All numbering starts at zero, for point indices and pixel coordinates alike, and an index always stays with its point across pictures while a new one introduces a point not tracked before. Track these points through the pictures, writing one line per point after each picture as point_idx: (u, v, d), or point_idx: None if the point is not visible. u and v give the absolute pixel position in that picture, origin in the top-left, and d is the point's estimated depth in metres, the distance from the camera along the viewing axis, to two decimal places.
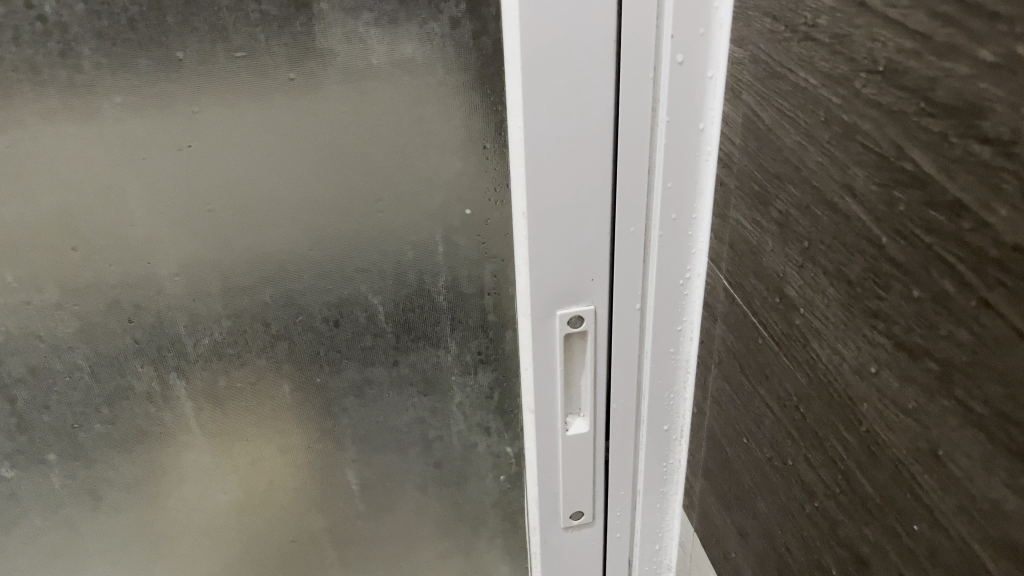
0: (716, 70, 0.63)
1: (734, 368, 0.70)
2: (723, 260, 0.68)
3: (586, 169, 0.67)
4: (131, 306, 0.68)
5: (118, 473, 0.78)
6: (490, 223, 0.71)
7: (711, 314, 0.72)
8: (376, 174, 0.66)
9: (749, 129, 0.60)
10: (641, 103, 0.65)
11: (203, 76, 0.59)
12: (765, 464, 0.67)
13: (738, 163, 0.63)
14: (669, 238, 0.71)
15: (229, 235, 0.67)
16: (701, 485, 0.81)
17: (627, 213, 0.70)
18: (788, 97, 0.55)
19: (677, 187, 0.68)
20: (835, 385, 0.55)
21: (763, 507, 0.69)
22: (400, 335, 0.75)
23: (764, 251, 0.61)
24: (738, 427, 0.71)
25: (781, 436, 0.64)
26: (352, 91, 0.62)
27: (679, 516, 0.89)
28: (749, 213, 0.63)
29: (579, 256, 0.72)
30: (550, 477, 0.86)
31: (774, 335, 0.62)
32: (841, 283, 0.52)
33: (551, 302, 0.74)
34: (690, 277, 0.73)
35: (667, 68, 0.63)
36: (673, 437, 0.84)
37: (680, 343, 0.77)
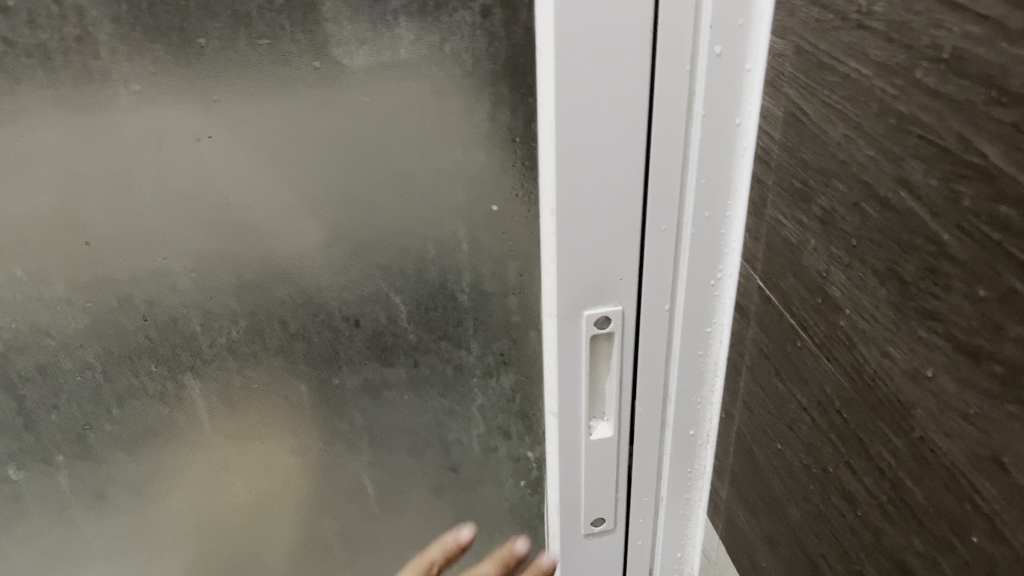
0: (755, 63, 0.61)
1: (767, 372, 0.68)
2: (758, 259, 0.66)
3: (619, 164, 0.65)
4: (144, 304, 0.66)
5: (126, 476, 0.76)
6: (515, 219, 0.69)
7: (743, 315, 0.70)
8: (400, 169, 0.64)
9: (791, 123, 0.58)
10: (676, 97, 0.62)
11: (224, 63, 0.57)
12: (800, 471, 0.65)
13: (778, 158, 0.60)
14: (701, 237, 0.69)
15: (248, 230, 0.64)
16: (727, 491, 0.79)
17: (659, 211, 0.67)
18: (836, 89, 0.52)
19: (711, 183, 0.66)
20: (884, 389, 0.52)
21: (796, 516, 0.66)
22: (421, 336, 0.73)
23: (805, 250, 0.59)
24: (770, 432, 0.69)
25: (819, 442, 0.61)
26: (378, 81, 0.60)
27: (702, 523, 0.87)
28: (789, 210, 0.60)
29: (608, 254, 0.69)
30: (572, 482, 0.83)
31: (814, 338, 0.60)
32: (893, 283, 0.50)
33: (578, 302, 0.71)
34: (721, 277, 0.71)
35: (705, 60, 0.61)
36: (699, 442, 0.82)
37: (709, 345, 0.75)
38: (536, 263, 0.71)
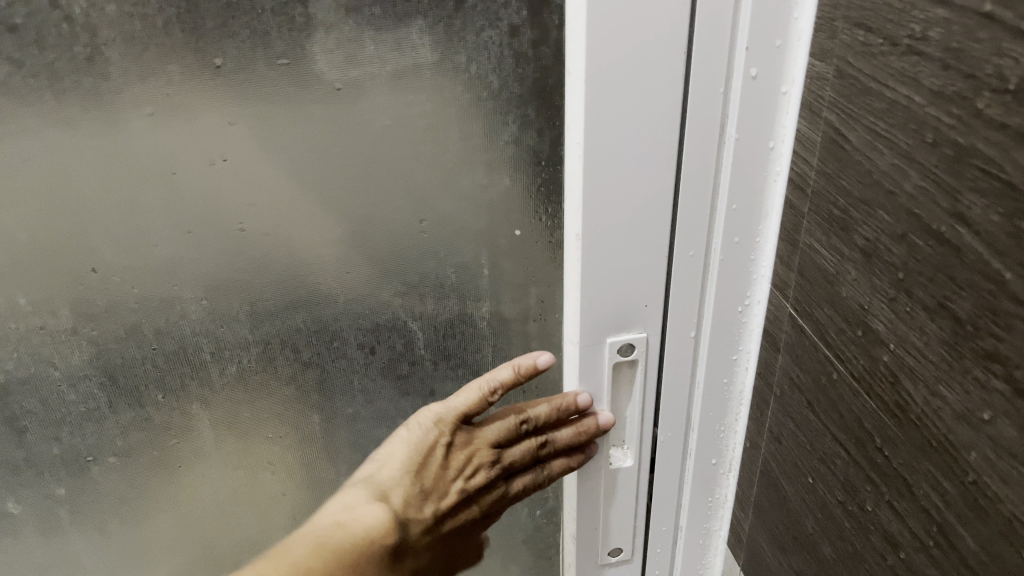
0: (790, 85, 0.59)
1: (798, 403, 0.65)
2: (790, 286, 0.63)
3: (648, 189, 0.62)
4: (153, 333, 0.63)
5: (130, 509, 0.73)
6: (538, 244, 0.67)
7: (772, 344, 0.68)
8: (421, 193, 0.62)
9: (830, 150, 0.55)
10: (709, 121, 0.60)
11: (239, 84, 0.54)
12: (834, 507, 0.62)
13: (814, 184, 0.58)
14: (730, 263, 0.67)
15: (263, 257, 0.61)
16: (751, 522, 0.77)
17: (687, 237, 0.65)
18: (883, 116, 0.50)
19: (742, 208, 0.64)
20: (933, 429, 0.50)
21: (829, 553, 0.64)
22: (438, 363, 0.70)
23: (844, 280, 0.57)
24: (801, 465, 0.66)
25: (856, 478, 0.59)
26: (398, 103, 0.57)
27: (722, 553, 0.85)
28: (826, 239, 0.58)
29: (635, 281, 0.67)
30: (590, 513, 0.81)
31: (853, 371, 0.57)
32: (945, 319, 0.47)
33: (601, 329, 0.69)
34: (749, 303, 0.69)
35: (739, 83, 0.59)
36: (721, 470, 0.80)
37: (734, 372, 0.73)
38: (559, 289, 0.68)
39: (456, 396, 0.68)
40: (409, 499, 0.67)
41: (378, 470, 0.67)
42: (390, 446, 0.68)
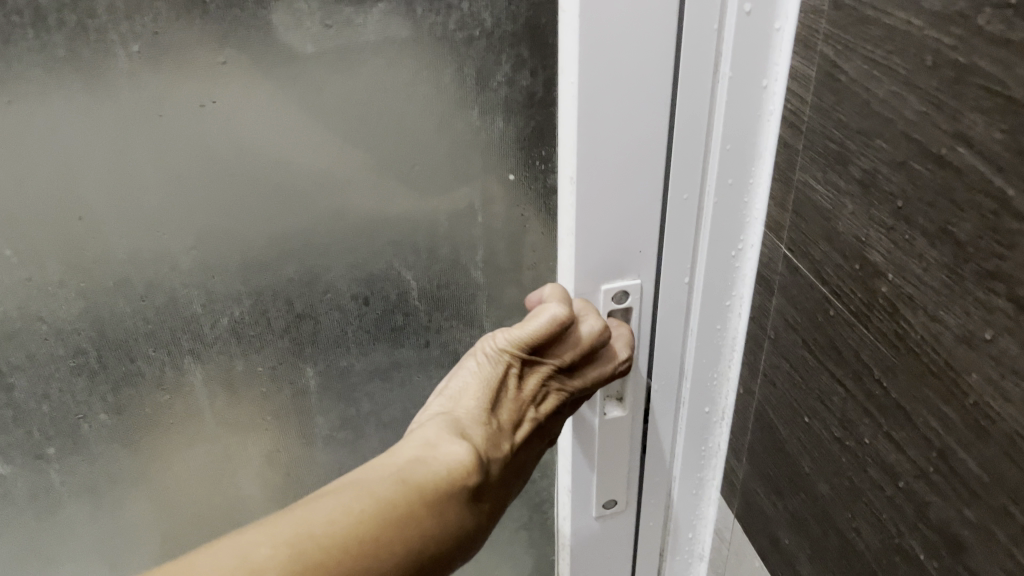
0: (784, 21, 0.59)
1: (793, 344, 0.65)
2: (784, 227, 0.64)
3: (642, 130, 0.62)
4: (143, 283, 0.62)
5: (122, 468, 0.72)
6: (532, 190, 0.66)
7: (766, 286, 0.68)
8: (415, 137, 0.61)
9: (825, 83, 0.55)
10: (704, 60, 0.60)
11: (230, 21, 0.53)
12: (831, 444, 0.63)
13: (809, 120, 0.58)
14: (724, 206, 0.67)
15: (255, 204, 0.60)
16: (745, 468, 0.78)
17: (682, 180, 0.65)
18: (881, 44, 0.50)
19: (736, 149, 0.64)
20: (932, 356, 0.51)
21: (825, 492, 0.65)
22: (432, 314, 0.70)
23: (840, 215, 0.57)
24: (796, 406, 0.67)
25: (853, 412, 0.59)
26: (391, 42, 0.57)
27: (715, 502, 0.87)
28: (822, 174, 0.58)
29: (629, 226, 0.66)
30: (584, 465, 0.81)
31: (849, 306, 0.58)
32: (945, 244, 0.48)
33: (595, 277, 0.68)
34: (742, 247, 0.70)
35: (734, 19, 0.58)
36: (714, 419, 0.81)
37: (727, 319, 0.74)
38: (552, 236, 0.68)
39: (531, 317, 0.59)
40: (497, 440, 0.56)
41: (454, 410, 0.57)
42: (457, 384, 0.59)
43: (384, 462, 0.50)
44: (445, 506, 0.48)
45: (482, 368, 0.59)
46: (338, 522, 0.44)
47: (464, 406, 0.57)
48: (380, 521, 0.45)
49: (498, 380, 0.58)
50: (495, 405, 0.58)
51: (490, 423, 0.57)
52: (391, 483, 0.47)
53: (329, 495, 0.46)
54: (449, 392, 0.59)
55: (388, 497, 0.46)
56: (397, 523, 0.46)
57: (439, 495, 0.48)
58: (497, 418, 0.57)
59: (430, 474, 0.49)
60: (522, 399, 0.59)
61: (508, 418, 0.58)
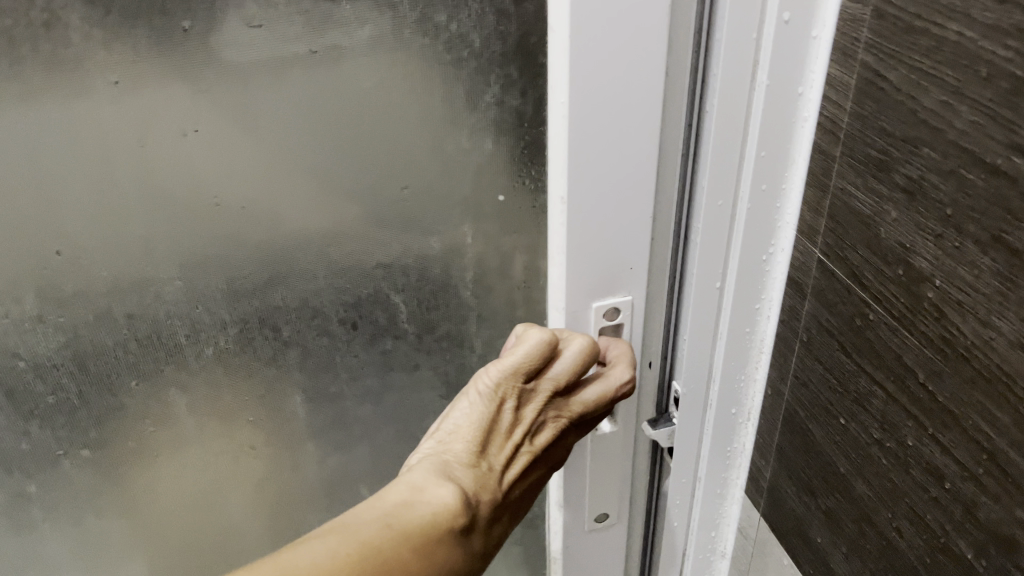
0: (821, 29, 0.58)
1: (829, 345, 0.64)
2: (819, 233, 0.62)
3: (634, 149, 0.61)
4: (125, 317, 0.59)
5: (106, 503, 0.69)
6: (522, 210, 0.65)
7: (798, 290, 0.67)
8: (406, 158, 0.60)
9: (866, 91, 0.54)
10: (741, 66, 0.58)
11: (210, 48, 0.52)
12: (872, 445, 0.61)
13: (847, 127, 0.56)
14: (757, 212, 0.65)
15: (244, 233, 0.59)
16: (774, 466, 0.76)
17: (718, 187, 0.63)
18: (929, 53, 0.48)
19: (770, 154, 0.62)
20: (983, 360, 0.49)
21: (863, 491, 0.64)
22: (422, 337, 0.69)
23: (882, 221, 0.55)
24: (832, 406, 0.65)
25: (894, 413, 0.58)
26: (381, 64, 0.55)
27: (738, 500, 0.85)
28: (865, 182, 0.56)
29: (622, 243, 0.66)
30: (577, 481, 0.80)
31: (892, 310, 0.56)
32: (1000, 251, 0.46)
33: (587, 294, 0.68)
34: (772, 252, 0.68)
35: (773, 28, 0.57)
36: (740, 419, 0.79)
37: (756, 322, 0.72)
38: (543, 254, 0.68)
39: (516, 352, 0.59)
40: (485, 482, 0.57)
41: (443, 453, 0.57)
42: (451, 422, 0.59)
43: (373, 504, 0.51)
44: (431, 550, 0.49)
45: (474, 407, 0.59)
46: (326, 562, 0.44)
47: (453, 448, 0.58)
48: (367, 562, 0.46)
49: (488, 420, 0.58)
50: (484, 444, 0.58)
51: (478, 465, 0.57)
52: (378, 526, 0.48)
53: (319, 535, 0.46)
54: (440, 432, 0.59)
55: (372, 539, 0.47)
56: (383, 566, 0.46)
57: (424, 540, 0.49)
58: (488, 460, 0.58)
59: (416, 519, 0.50)
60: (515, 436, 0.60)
61: (500, 457, 0.59)
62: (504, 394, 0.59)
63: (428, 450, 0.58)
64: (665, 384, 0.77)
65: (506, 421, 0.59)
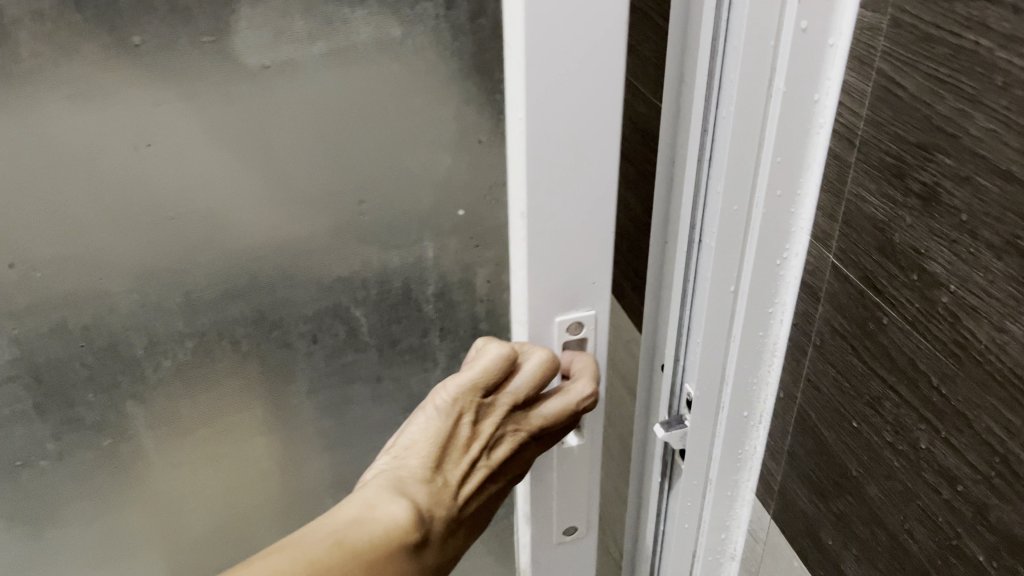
0: (838, 37, 0.56)
1: (840, 349, 0.63)
2: (833, 238, 0.61)
3: (591, 163, 0.60)
4: (81, 329, 0.59)
5: (67, 514, 0.69)
6: (483, 224, 0.65)
7: (812, 294, 0.66)
8: (364, 172, 0.60)
9: (882, 98, 0.53)
10: (759, 69, 0.57)
11: (160, 63, 0.52)
12: (885, 450, 0.61)
13: (863, 133, 0.56)
14: (772, 218, 0.64)
15: (202, 246, 0.58)
16: (784, 470, 0.75)
17: (732, 191, 0.62)
18: (946, 62, 0.47)
19: (786, 160, 0.61)
20: (995, 365, 0.48)
21: (875, 494, 0.63)
22: (383, 350, 0.68)
23: (896, 227, 0.54)
24: (844, 410, 0.65)
25: (907, 418, 0.57)
26: (336, 78, 0.56)
27: (749, 503, 0.83)
28: (877, 187, 0.55)
29: (582, 257, 0.65)
30: (543, 494, 0.80)
31: (905, 314, 0.55)
32: (1011, 254, 0.45)
33: (549, 309, 0.67)
34: (786, 256, 0.67)
35: (790, 35, 0.56)
36: (751, 422, 0.77)
37: (769, 326, 0.70)
38: (507, 269, 0.67)
39: (474, 366, 0.58)
40: (440, 497, 0.57)
41: (398, 468, 0.57)
42: (408, 435, 0.58)
43: (323, 522, 0.50)
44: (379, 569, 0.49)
45: (431, 422, 0.58)
46: None
47: (409, 464, 0.57)
48: None
49: (445, 436, 0.57)
50: (441, 460, 0.57)
51: (433, 480, 0.57)
52: (326, 547, 0.48)
53: (265, 556, 0.46)
54: (397, 446, 0.59)
55: (320, 559, 0.47)
56: None
57: (373, 559, 0.49)
58: (443, 475, 0.58)
59: (366, 538, 0.49)
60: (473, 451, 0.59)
61: (456, 472, 0.58)
62: (461, 409, 0.58)
63: (384, 465, 0.57)
64: (677, 386, 0.75)
65: (464, 436, 0.58)
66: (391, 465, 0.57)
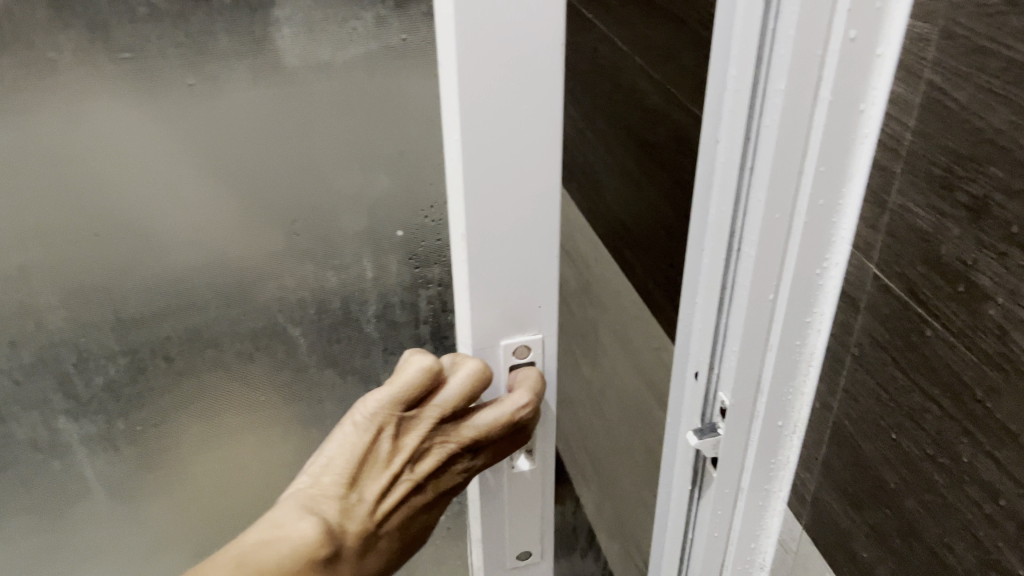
0: (888, 46, 0.44)
1: (884, 362, 0.50)
2: (874, 249, 0.49)
3: (534, 177, 0.56)
4: (9, 346, 0.62)
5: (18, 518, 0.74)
6: (425, 245, 0.60)
7: (851, 306, 0.52)
8: (292, 193, 0.60)
9: (930, 110, 0.42)
10: (803, 69, 0.45)
11: (79, 83, 0.54)
12: (917, 458, 0.49)
13: (908, 144, 0.44)
14: (810, 231, 0.51)
15: (124, 266, 0.60)
16: (817, 482, 0.59)
17: (771, 194, 0.50)
18: (998, 77, 0.38)
19: (833, 168, 0.48)
20: None
21: (912, 506, 0.50)
22: (326, 370, 0.66)
23: (943, 238, 0.43)
24: (885, 420, 0.51)
25: (955, 433, 0.45)
26: (262, 99, 0.57)
27: (782, 510, 0.65)
28: (923, 195, 0.44)
29: (527, 277, 0.60)
30: (494, 517, 0.78)
31: (950, 326, 0.44)
32: None
33: (494, 331, 0.62)
34: (825, 268, 0.53)
35: (835, 49, 0.45)
36: (787, 432, 0.61)
37: (805, 338, 0.56)
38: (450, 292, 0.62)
39: (394, 382, 0.57)
40: (354, 515, 0.56)
41: (312, 485, 0.56)
42: (327, 449, 0.58)
43: (226, 550, 0.51)
44: None
45: (349, 437, 0.57)
46: None
47: (322, 482, 0.56)
48: None
49: (360, 452, 0.56)
50: (357, 476, 0.57)
51: (346, 498, 0.56)
52: None
53: None
54: (316, 459, 0.58)
55: None
56: None
57: None
58: (359, 492, 0.57)
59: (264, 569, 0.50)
60: (393, 467, 0.58)
61: (374, 489, 0.57)
62: (379, 425, 0.56)
63: (300, 481, 0.57)
64: (711, 394, 0.62)
65: (383, 452, 0.57)
66: (304, 482, 0.56)
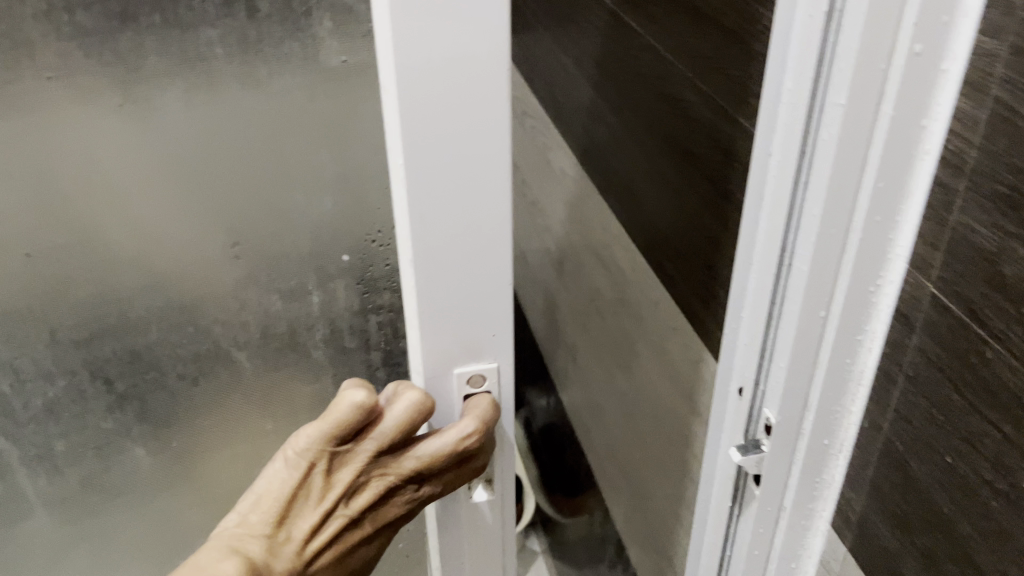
0: (953, 62, 0.54)
1: (940, 383, 0.59)
2: (935, 264, 0.58)
3: (483, 225, 0.64)
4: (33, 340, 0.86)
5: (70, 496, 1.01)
6: None
7: (905, 325, 0.62)
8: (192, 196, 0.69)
9: (1000, 129, 0.50)
10: (864, 92, 0.57)
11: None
12: (971, 481, 0.58)
13: (977, 159, 0.53)
14: (869, 244, 0.63)
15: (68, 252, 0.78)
16: (864, 499, 0.72)
17: (828, 215, 0.63)
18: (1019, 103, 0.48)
19: (890, 184, 0.60)
20: None
21: (967, 531, 0.60)
22: None
23: (1008, 258, 0.51)
24: (937, 443, 0.61)
25: (1012, 455, 0.54)
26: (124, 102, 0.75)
27: (824, 534, 0.80)
28: (989, 215, 0.52)
29: (482, 306, 0.68)
30: (453, 549, 0.81)
31: (1014, 351, 0.52)
32: None
33: (450, 359, 0.71)
34: (881, 284, 0.64)
35: (902, 58, 0.55)
36: (832, 453, 0.74)
37: (857, 352, 0.68)
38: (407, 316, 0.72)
39: (320, 423, 0.66)
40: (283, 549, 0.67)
41: (247, 520, 0.67)
42: (263, 486, 0.68)
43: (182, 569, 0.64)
44: None
45: (282, 474, 0.67)
46: None
47: (256, 517, 0.67)
48: None
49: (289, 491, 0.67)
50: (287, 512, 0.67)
51: (275, 535, 0.67)
52: None
53: None
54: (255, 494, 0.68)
55: None
56: None
57: None
58: (288, 530, 0.67)
59: None
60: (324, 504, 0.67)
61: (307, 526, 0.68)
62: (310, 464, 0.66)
63: (240, 514, 0.68)
64: (758, 410, 0.79)
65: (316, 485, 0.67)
66: (242, 514, 0.67)
